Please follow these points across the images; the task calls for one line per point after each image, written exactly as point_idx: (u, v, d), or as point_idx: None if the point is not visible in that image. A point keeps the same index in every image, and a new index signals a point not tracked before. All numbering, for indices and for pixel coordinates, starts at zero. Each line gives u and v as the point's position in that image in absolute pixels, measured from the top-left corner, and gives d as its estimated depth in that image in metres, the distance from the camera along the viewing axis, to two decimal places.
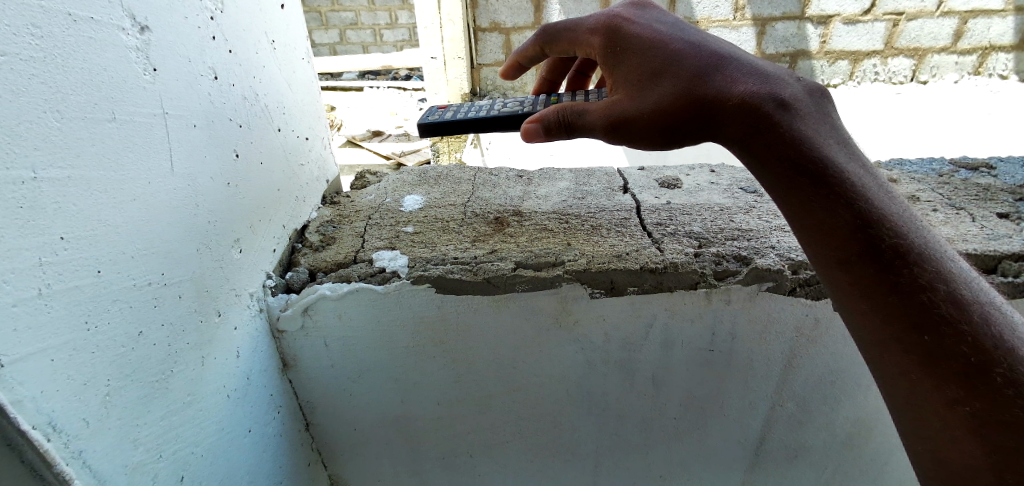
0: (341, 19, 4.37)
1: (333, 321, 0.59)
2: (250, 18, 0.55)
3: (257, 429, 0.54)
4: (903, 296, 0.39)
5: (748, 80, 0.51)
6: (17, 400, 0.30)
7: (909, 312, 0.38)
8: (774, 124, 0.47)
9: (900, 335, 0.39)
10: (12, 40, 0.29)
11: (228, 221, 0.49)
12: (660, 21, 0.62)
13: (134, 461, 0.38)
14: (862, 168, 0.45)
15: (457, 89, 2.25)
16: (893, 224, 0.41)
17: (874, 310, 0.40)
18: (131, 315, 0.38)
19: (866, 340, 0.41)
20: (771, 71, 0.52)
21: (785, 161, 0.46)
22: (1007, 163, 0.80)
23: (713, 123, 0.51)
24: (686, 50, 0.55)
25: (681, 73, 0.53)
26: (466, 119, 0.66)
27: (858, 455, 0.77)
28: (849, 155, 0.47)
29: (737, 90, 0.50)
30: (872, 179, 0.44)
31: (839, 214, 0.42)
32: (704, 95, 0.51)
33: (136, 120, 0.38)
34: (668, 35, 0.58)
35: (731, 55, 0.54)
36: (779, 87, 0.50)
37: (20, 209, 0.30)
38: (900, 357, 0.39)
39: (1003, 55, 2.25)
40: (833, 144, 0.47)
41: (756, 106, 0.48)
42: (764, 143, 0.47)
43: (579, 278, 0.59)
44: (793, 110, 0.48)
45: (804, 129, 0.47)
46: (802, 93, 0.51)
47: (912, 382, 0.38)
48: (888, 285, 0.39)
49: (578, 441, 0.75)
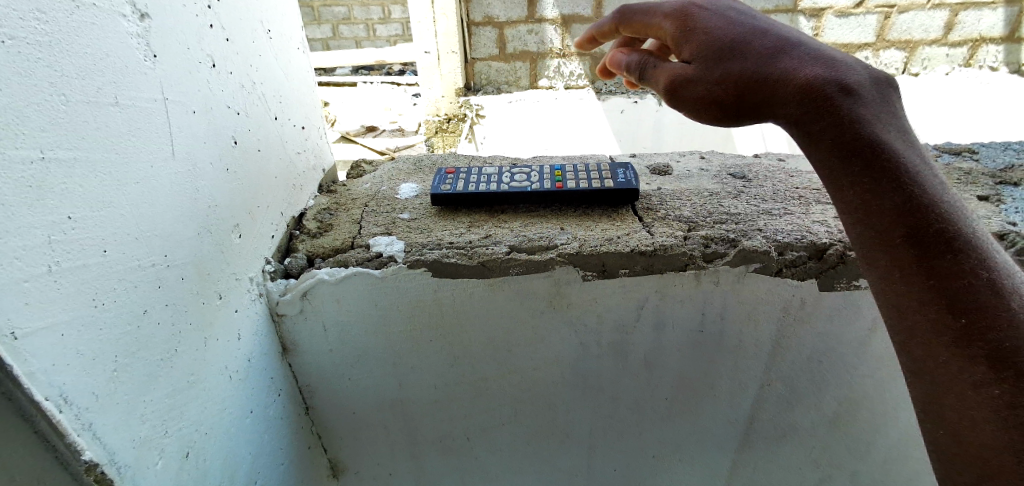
0: (333, 14, 4.35)
1: (331, 305, 0.60)
2: (246, 8, 0.56)
3: (258, 411, 0.55)
4: (943, 280, 0.38)
5: (813, 62, 0.49)
6: (30, 372, 0.31)
7: (945, 297, 0.38)
8: (833, 108, 0.46)
9: (933, 316, 0.38)
10: (20, 24, 0.30)
11: (228, 205, 0.50)
12: (729, 2, 0.59)
13: (142, 435, 0.39)
14: (923, 160, 0.44)
15: (450, 84, 2.28)
16: (947, 214, 0.40)
17: (913, 290, 0.39)
18: (136, 294, 0.39)
19: (894, 321, 0.41)
20: (838, 55, 0.51)
21: (840, 142, 0.45)
22: (989, 147, 0.82)
23: (771, 101, 0.50)
24: (755, 30, 0.54)
25: (748, 49, 0.52)
26: (480, 192, 0.67)
27: (847, 433, 0.79)
28: (909, 142, 0.45)
29: (801, 70, 0.49)
30: (930, 168, 0.43)
31: (890, 198, 0.42)
32: (768, 72, 0.50)
33: (138, 104, 0.39)
34: (737, 14, 0.56)
35: (799, 38, 0.53)
36: (844, 71, 0.48)
37: (30, 187, 0.31)
38: (929, 338, 0.38)
39: (993, 47, 2.28)
40: (893, 132, 0.45)
41: (817, 85, 0.47)
42: (821, 124, 0.47)
43: (572, 261, 0.60)
44: (856, 93, 0.47)
45: (864, 113, 0.46)
46: (869, 77, 0.49)
47: (938, 363, 0.38)
48: (928, 269, 0.39)
49: (574, 423, 0.77)
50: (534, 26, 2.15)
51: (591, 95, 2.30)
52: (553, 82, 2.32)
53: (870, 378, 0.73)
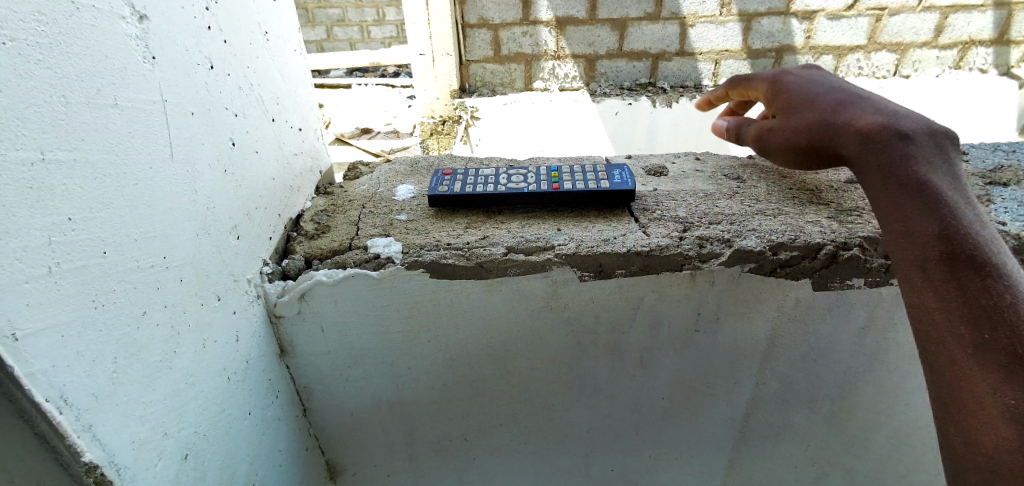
0: (328, 16, 4.34)
1: (329, 306, 0.60)
2: (243, 10, 0.56)
3: (256, 412, 0.55)
4: (969, 296, 0.44)
5: (874, 112, 0.57)
6: (31, 373, 0.31)
7: (972, 311, 0.43)
8: (886, 149, 0.54)
9: (958, 329, 0.44)
10: (19, 26, 0.30)
11: (226, 207, 0.50)
12: (820, 75, 0.70)
13: (142, 437, 0.39)
14: (968, 200, 0.49)
15: (445, 86, 2.28)
16: (981, 243, 0.46)
17: (943, 305, 0.45)
18: (135, 295, 0.39)
19: (922, 333, 0.46)
20: (900, 108, 0.58)
21: (890, 177, 0.52)
22: (979, 148, 0.83)
23: (833, 143, 0.59)
24: (830, 92, 0.63)
25: (821, 106, 0.62)
26: (477, 193, 0.68)
27: (842, 432, 0.79)
28: (955, 181, 0.51)
29: (861, 118, 0.57)
30: (971, 204, 0.49)
31: (928, 223, 0.48)
32: (834, 121, 0.59)
33: (137, 106, 0.39)
34: (822, 83, 0.67)
35: (867, 97, 0.61)
36: (903, 120, 0.56)
37: (30, 189, 0.31)
38: (955, 349, 0.43)
39: (982, 50, 2.32)
40: (943, 175, 0.51)
41: (874, 131, 0.55)
42: (874, 162, 0.54)
43: (569, 261, 0.60)
44: (911, 138, 0.54)
45: (914, 154, 0.52)
46: (926, 125, 0.55)
47: (960, 371, 0.43)
48: (956, 287, 0.45)
49: (571, 423, 0.77)
50: (529, 28, 2.15)
51: (585, 97, 2.31)
52: (548, 83, 2.32)
53: (864, 377, 0.73)
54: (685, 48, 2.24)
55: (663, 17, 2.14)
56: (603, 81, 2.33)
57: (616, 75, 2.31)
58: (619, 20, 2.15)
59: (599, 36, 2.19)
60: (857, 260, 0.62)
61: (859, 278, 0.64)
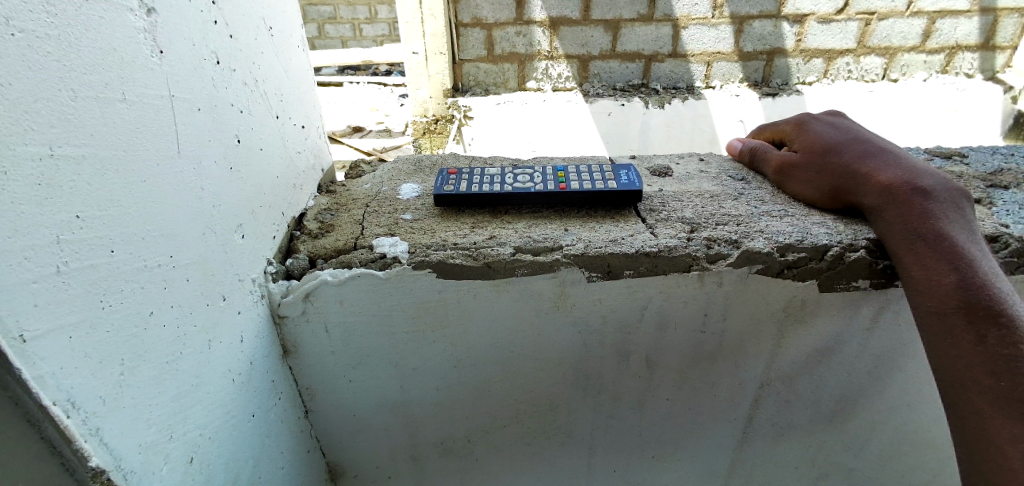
0: (319, 13, 4.30)
1: (335, 306, 0.59)
2: (248, 5, 0.55)
3: (260, 414, 0.54)
4: (990, 346, 0.49)
5: (895, 167, 0.62)
6: (39, 375, 0.30)
7: (993, 362, 0.49)
8: (909, 204, 0.58)
9: (981, 378, 0.49)
10: (28, 17, 0.29)
11: (231, 205, 0.49)
12: (844, 123, 0.74)
13: (149, 440, 0.38)
14: (983, 255, 0.55)
15: (438, 84, 2.27)
16: (998, 296, 0.51)
17: (964, 356, 0.51)
18: (144, 295, 0.38)
19: (944, 380, 0.52)
20: (920, 165, 0.63)
21: (911, 229, 0.57)
22: (977, 151, 0.84)
23: (857, 191, 0.63)
24: (854, 141, 0.68)
25: (845, 153, 0.66)
26: (483, 192, 0.67)
27: (845, 433, 0.80)
28: (972, 238, 0.56)
29: (883, 172, 0.62)
30: (987, 260, 0.54)
31: (947, 276, 0.53)
32: (858, 170, 0.63)
33: (146, 102, 0.38)
34: (845, 130, 0.71)
35: (888, 150, 0.66)
36: (921, 177, 0.60)
37: (39, 186, 0.30)
38: (977, 397, 0.49)
39: (968, 55, 2.36)
40: (961, 231, 0.56)
41: (896, 186, 0.60)
42: (896, 214, 0.59)
43: (578, 261, 0.60)
44: (929, 195, 0.58)
45: (934, 211, 0.57)
46: (942, 184, 0.60)
47: (983, 416, 0.48)
48: (976, 336, 0.50)
49: (575, 424, 0.77)
50: (522, 27, 2.15)
51: (578, 97, 2.31)
52: (541, 83, 2.32)
53: (867, 378, 0.74)
54: (678, 50, 2.25)
55: (656, 19, 2.15)
56: (597, 82, 2.33)
57: (609, 75, 2.32)
58: (612, 22, 2.15)
59: (592, 36, 2.19)
60: (863, 262, 0.62)
61: (865, 279, 0.64)
